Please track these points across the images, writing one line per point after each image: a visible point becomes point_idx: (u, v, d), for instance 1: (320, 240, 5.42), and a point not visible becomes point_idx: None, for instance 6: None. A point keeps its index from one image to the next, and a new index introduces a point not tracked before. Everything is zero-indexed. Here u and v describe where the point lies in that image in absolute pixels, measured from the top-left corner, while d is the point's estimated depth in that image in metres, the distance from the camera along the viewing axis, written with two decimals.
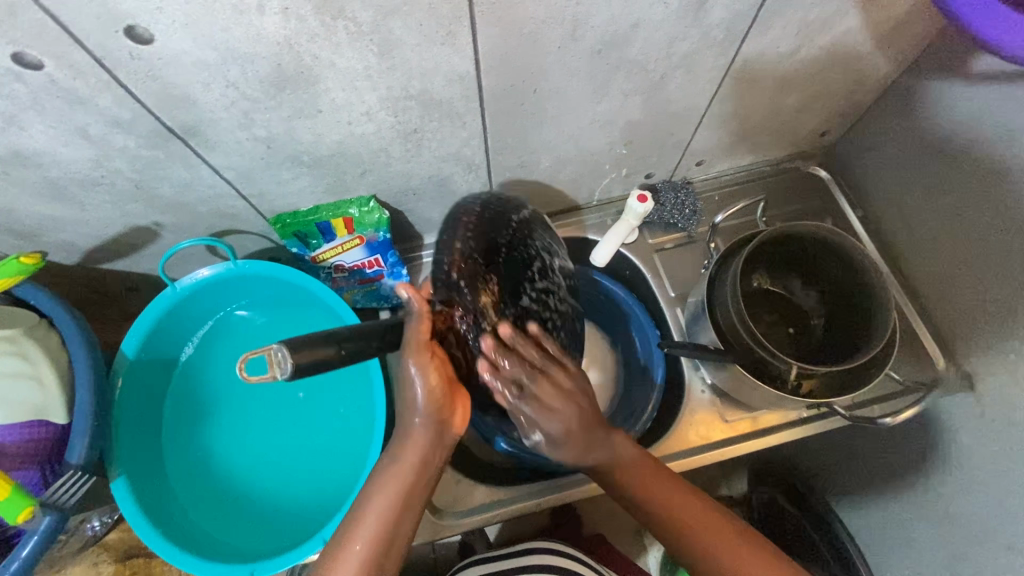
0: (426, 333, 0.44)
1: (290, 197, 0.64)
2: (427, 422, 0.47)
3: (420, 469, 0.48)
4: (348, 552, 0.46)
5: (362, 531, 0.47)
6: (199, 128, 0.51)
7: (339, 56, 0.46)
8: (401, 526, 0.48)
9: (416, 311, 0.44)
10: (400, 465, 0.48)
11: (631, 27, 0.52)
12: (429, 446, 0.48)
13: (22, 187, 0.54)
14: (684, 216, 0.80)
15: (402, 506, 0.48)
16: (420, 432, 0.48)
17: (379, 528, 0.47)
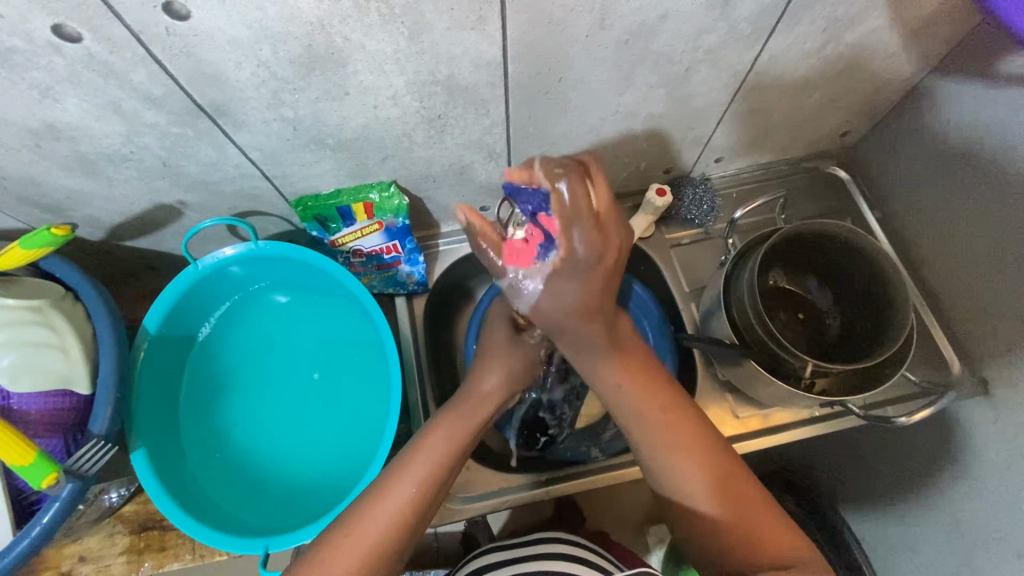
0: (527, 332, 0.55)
1: (313, 179, 0.65)
2: (498, 390, 0.55)
3: (475, 430, 0.53)
4: (398, 489, 0.48)
5: (415, 477, 0.49)
6: (228, 107, 0.52)
7: (369, 38, 0.47)
8: (440, 488, 0.50)
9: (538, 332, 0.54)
10: (464, 423, 0.53)
11: (660, 17, 0.52)
12: (489, 411, 0.55)
13: (53, 161, 0.54)
14: (702, 212, 0.80)
15: (448, 464, 0.51)
16: (490, 391, 0.55)
17: (432, 470, 0.50)
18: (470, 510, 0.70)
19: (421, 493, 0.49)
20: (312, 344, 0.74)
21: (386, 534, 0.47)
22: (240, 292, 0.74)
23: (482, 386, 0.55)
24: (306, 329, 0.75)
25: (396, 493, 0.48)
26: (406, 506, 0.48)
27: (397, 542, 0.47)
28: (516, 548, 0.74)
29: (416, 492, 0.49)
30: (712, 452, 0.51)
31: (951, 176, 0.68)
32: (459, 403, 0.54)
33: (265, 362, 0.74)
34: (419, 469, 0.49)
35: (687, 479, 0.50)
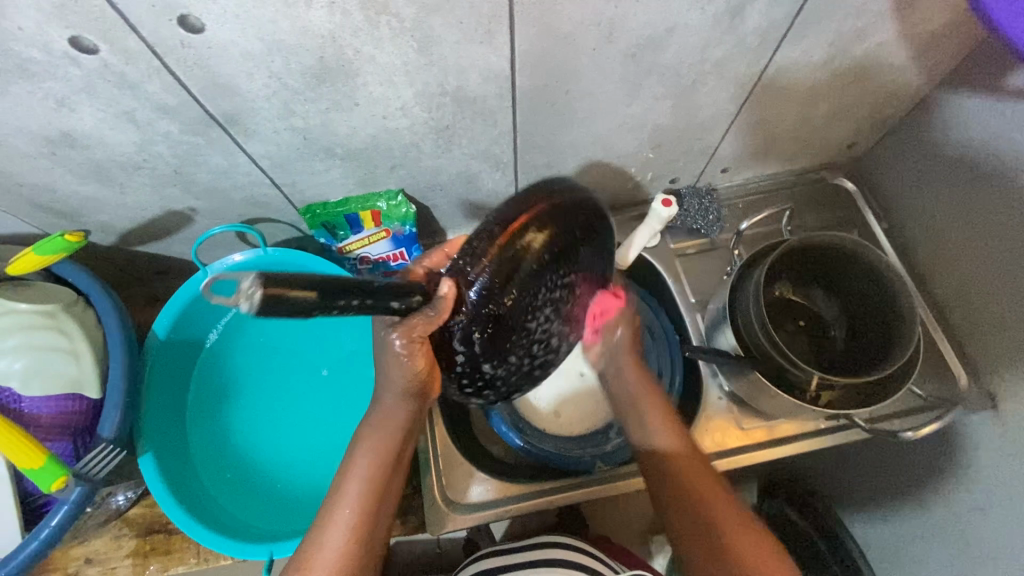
0: (426, 328, 0.44)
1: (321, 187, 0.65)
2: (406, 397, 0.52)
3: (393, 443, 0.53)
4: (338, 518, 0.51)
5: (349, 503, 0.51)
6: (240, 116, 0.52)
7: (380, 51, 0.48)
8: (380, 507, 0.52)
9: (439, 308, 0.43)
10: (387, 431, 0.53)
11: (667, 31, 0.52)
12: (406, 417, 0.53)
13: (67, 168, 0.55)
14: (707, 222, 0.80)
15: (375, 486, 0.52)
16: (399, 401, 0.53)
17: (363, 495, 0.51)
18: (474, 518, 0.69)
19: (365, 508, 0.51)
20: (315, 344, 0.75)
21: (345, 555, 0.50)
22: None
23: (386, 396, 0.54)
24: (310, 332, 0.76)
25: (336, 524, 0.51)
26: (351, 528, 0.51)
27: (357, 558, 0.50)
28: (517, 551, 0.75)
29: (354, 517, 0.51)
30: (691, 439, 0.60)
31: (958, 189, 0.67)
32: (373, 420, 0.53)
33: (271, 365, 0.74)
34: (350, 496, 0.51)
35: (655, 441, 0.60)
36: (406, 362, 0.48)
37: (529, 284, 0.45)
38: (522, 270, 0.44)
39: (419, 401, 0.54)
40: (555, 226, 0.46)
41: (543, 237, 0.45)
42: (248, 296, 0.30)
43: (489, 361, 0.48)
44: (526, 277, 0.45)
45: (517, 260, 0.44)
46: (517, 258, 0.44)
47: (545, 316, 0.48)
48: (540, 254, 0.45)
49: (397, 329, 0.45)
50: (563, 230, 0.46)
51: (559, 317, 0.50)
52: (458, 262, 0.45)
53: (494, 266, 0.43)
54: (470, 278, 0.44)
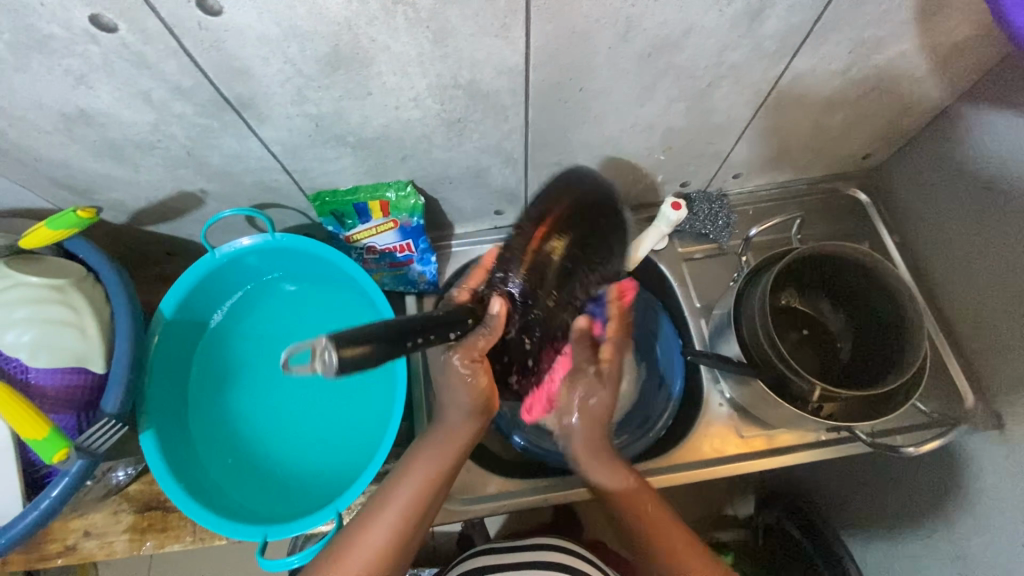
0: (486, 344, 0.52)
1: (332, 175, 0.66)
2: (470, 417, 0.58)
3: (454, 455, 0.58)
4: (389, 512, 0.55)
5: (404, 500, 0.55)
6: (254, 101, 0.53)
7: (394, 41, 0.48)
8: (428, 508, 0.56)
9: (491, 326, 0.51)
10: (446, 448, 0.57)
11: (684, 32, 0.52)
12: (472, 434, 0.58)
13: (82, 145, 0.56)
14: (716, 227, 0.79)
15: (432, 488, 0.56)
16: (464, 419, 0.58)
17: (419, 495, 0.55)
18: (466, 510, 0.70)
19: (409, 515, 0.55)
20: (322, 331, 0.75)
21: (386, 550, 0.53)
22: (255, 282, 0.76)
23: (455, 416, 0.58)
24: (313, 318, 0.76)
25: (386, 516, 0.54)
26: (400, 524, 0.54)
27: (395, 556, 0.54)
28: (508, 551, 0.75)
29: (405, 515, 0.55)
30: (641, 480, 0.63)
31: (974, 204, 0.66)
32: (437, 430, 0.58)
33: (274, 350, 0.75)
34: (407, 492, 0.55)
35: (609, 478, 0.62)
36: (471, 380, 0.54)
37: (559, 283, 0.57)
38: (552, 273, 0.56)
39: (481, 422, 0.59)
40: (572, 231, 0.57)
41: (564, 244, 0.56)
42: (324, 360, 0.34)
43: (531, 352, 0.60)
44: (557, 279, 0.56)
45: (547, 266, 0.55)
46: (548, 264, 0.55)
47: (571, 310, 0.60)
48: (565, 258, 0.56)
49: (459, 353, 0.53)
50: (579, 232, 0.57)
51: (581, 310, 0.61)
52: (495, 279, 0.56)
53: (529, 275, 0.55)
54: (510, 291, 0.55)
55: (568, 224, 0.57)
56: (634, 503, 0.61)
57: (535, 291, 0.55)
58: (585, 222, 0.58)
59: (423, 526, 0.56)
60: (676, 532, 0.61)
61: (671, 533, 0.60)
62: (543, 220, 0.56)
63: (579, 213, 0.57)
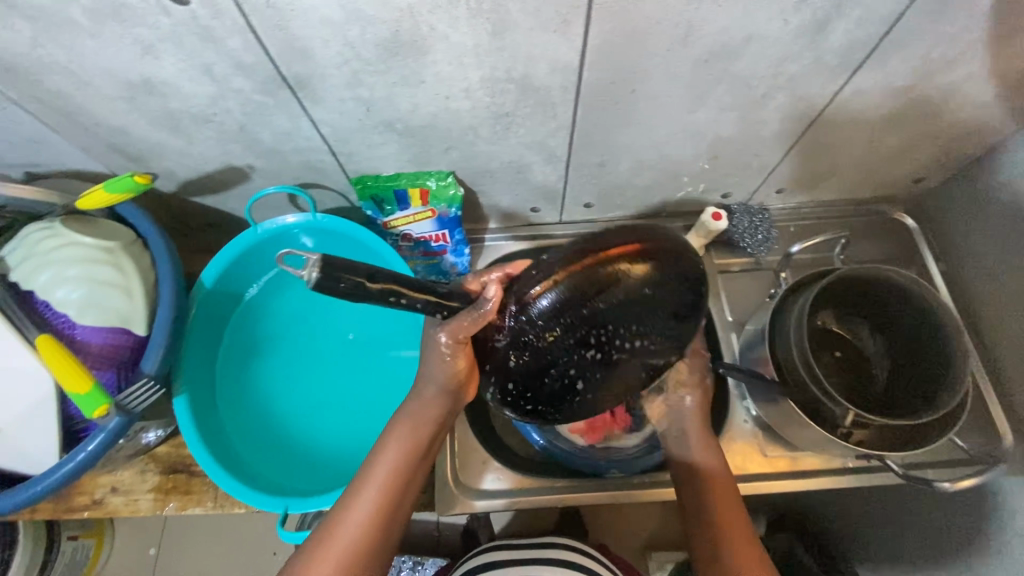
0: (470, 328, 0.46)
1: (376, 160, 0.67)
2: (441, 393, 0.56)
3: (429, 430, 0.56)
4: (367, 493, 0.53)
5: (379, 480, 0.53)
6: (310, 81, 0.53)
7: (454, 30, 0.48)
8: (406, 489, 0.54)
9: (482, 312, 0.45)
10: (418, 424, 0.56)
11: (745, 39, 0.51)
12: (444, 409, 0.56)
13: (142, 113, 0.58)
14: (754, 241, 0.78)
15: (407, 468, 0.55)
16: (437, 395, 0.56)
17: (395, 474, 0.54)
18: (485, 505, 0.70)
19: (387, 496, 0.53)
20: (352, 312, 0.77)
21: (365, 533, 0.51)
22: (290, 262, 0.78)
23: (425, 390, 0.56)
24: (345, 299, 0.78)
25: (365, 497, 0.53)
26: (378, 504, 0.53)
27: (375, 540, 0.52)
28: (518, 548, 0.75)
29: (381, 496, 0.53)
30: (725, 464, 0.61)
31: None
32: (410, 408, 0.57)
33: (305, 328, 0.77)
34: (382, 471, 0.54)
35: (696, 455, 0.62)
36: (449, 358, 0.51)
37: (604, 321, 0.42)
38: (597, 299, 0.42)
39: (455, 398, 0.57)
40: (654, 265, 0.43)
41: (640, 272, 0.43)
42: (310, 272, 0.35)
43: (516, 374, 0.46)
44: (600, 310, 0.42)
45: (598, 289, 0.42)
46: (597, 286, 0.42)
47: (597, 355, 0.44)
48: (622, 292, 0.42)
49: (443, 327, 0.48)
50: (665, 270, 0.43)
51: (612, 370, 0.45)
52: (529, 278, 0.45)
53: (566, 285, 0.42)
54: (536, 294, 0.44)
55: (655, 256, 0.43)
56: (715, 484, 0.59)
57: (564, 310, 0.42)
58: (675, 265, 0.44)
59: (404, 507, 0.55)
60: (744, 542, 0.55)
61: (740, 531, 0.56)
62: (627, 241, 0.43)
63: (673, 253, 0.44)
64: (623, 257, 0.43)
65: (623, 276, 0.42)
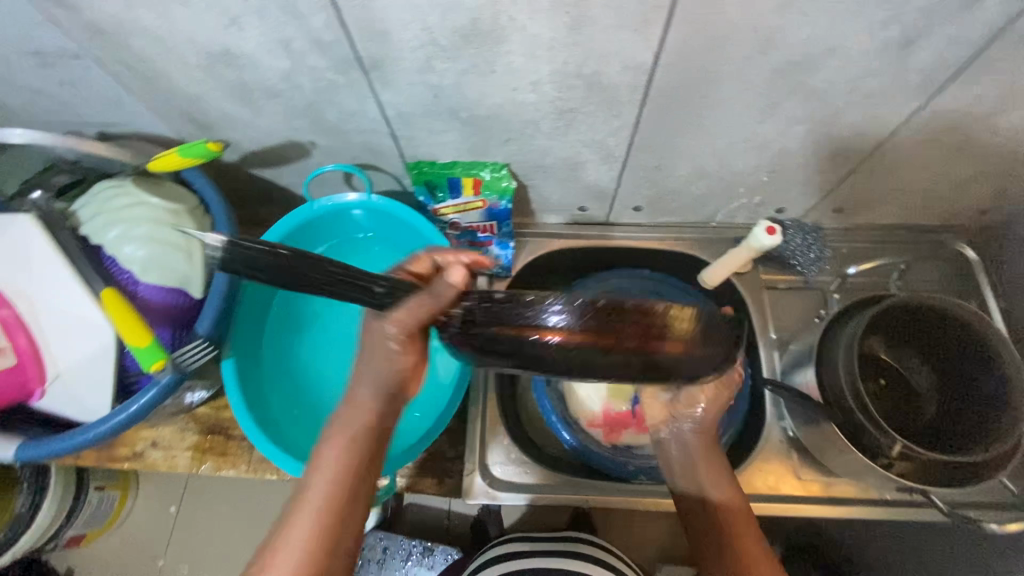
0: (424, 310, 0.47)
1: (434, 147, 0.67)
2: (376, 394, 0.53)
3: (370, 433, 0.53)
4: (308, 506, 0.50)
5: (320, 490, 0.50)
6: (383, 63, 0.54)
7: (532, 22, 0.48)
8: (350, 499, 0.51)
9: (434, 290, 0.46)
10: (351, 426, 0.52)
11: (825, 52, 0.50)
12: (378, 410, 0.53)
13: (217, 83, 0.59)
14: (806, 259, 0.78)
15: (348, 475, 0.51)
16: (370, 396, 0.53)
17: (336, 483, 0.50)
18: (510, 499, 0.70)
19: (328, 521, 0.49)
20: None
21: (312, 548, 0.48)
22: (342, 239, 0.80)
23: (358, 394, 0.54)
24: None
25: (307, 510, 0.49)
26: (320, 516, 0.49)
27: (324, 554, 0.48)
28: (537, 542, 0.76)
29: (322, 509, 0.49)
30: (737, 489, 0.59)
31: None
32: (339, 415, 0.53)
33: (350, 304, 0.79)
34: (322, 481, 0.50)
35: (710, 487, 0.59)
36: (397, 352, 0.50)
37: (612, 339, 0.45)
38: (625, 325, 0.45)
39: (393, 397, 0.54)
40: (695, 343, 0.46)
41: (675, 332, 0.46)
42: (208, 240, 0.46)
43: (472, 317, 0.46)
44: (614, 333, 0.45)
45: (629, 321, 0.45)
46: (631, 319, 0.45)
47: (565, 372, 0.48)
48: (647, 334, 0.45)
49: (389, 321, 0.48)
50: (701, 347, 0.47)
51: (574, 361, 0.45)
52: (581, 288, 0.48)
53: (595, 307, 0.45)
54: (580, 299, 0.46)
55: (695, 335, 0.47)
56: (733, 516, 0.57)
57: (586, 317, 0.45)
58: (715, 352, 0.47)
59: (357, 515, 0.51)
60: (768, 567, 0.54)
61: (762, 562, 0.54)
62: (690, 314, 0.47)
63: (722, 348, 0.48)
64: (659, 311, 0.46)
65: (656, 330, 0.46)
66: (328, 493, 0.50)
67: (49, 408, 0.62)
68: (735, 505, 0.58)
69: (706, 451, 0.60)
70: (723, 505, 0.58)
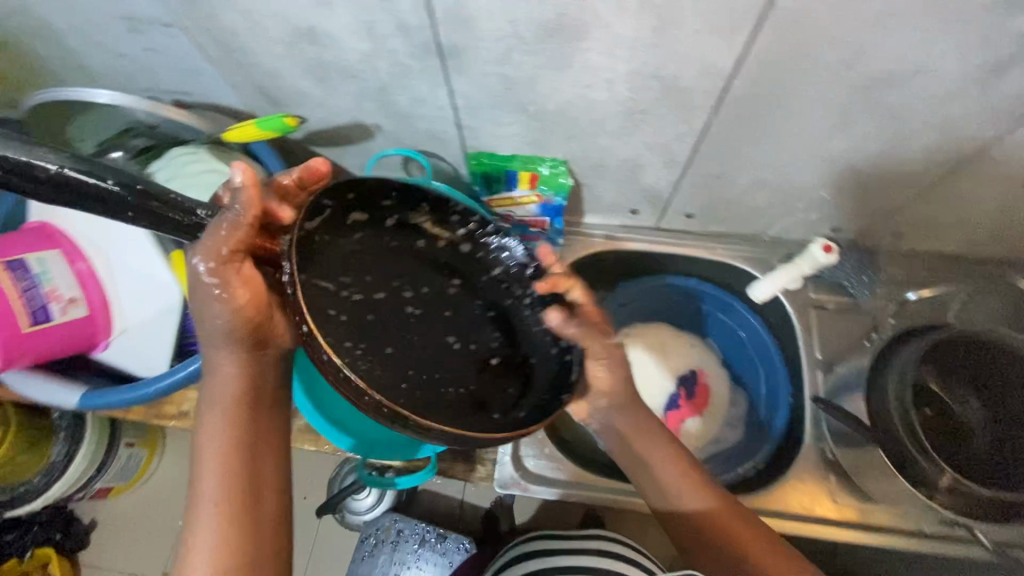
0: (230, 235, 0.45)
1: (496, 138, 0.68)
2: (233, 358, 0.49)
3: (249, 402, 0.49)
4: (205, 494, 0.46)
5: (214, 474, 0.46)
6: (462, 51, 0.55)
7: (618, 21, 0.48)
8: (250, 475, 0.47)
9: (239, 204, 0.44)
10: (228, 400, 0.49)
11: (913, 70, 0.49)
12: (243, 375, 0.50)
13: (296, 60, 0.61)
14: (858, 282, 0.77)
15: (242, 449, 0.48)
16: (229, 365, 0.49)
17: (231, 461, 0.47)
18: (541, 492, 0.71)
19: (230, 504, 0.46)
20: None
21: (221, 531, 0.45)
22: None
23: (217, 365, 0.49)
24: None
25: (206, 499, 0.46)
26: (220, 499, 0.46)
27: (235, 533, 0.45)
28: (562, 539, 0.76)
29: (222, 491, 0.46)
30: (707, 484, 0.58)
31: None
32: (207, 395, 0.49)
33: None
34: (213, 462, 0.47)
35: (678, 491, 0.57)
36: (220, 296, 0.47)
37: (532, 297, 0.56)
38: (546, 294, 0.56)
39: (253, 352, 0.50)
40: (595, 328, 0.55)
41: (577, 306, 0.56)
42: None
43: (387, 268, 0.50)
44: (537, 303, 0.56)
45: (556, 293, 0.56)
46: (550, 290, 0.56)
47: (433, 326, 0.54)
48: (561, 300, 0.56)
49: (201, 252, 0.45)
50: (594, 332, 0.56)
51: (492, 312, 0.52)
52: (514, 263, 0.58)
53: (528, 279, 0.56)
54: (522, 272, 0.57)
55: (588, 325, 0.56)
56: (721, 517, 0.56)
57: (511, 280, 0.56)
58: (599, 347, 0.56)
59: (266, 488, 0.48)
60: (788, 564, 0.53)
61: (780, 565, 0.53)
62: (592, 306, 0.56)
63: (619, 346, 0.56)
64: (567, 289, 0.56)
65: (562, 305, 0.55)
66: (220, 482, 0.46)
67: (117, 364, 0.66)
68: (712, 503, 0.57)
69: (652, 441, 0.59)
70: (710, 512, 0.56)
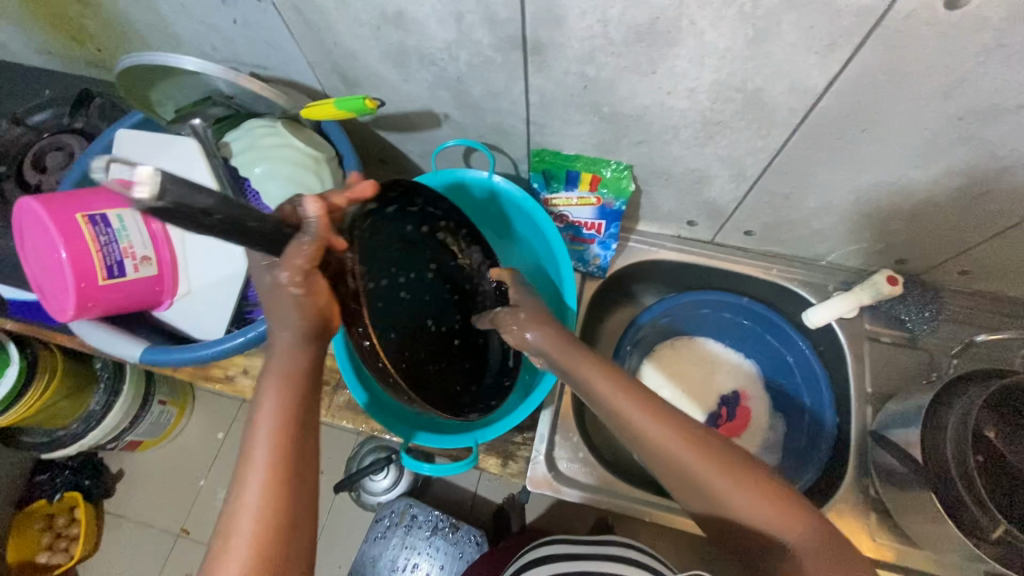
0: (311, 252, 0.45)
1: (564, 138, 0.68)
2: (297, 339, 0.47)
3: (308, 388, 0.47)
4: (252, 475, 0.43)
5: (263, 456, 0.43)
6: (546, 48, 0.55)
7: (712, 29, 0.48)
8: (299, 460, 0.45)
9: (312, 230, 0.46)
10: (289, 383, 0.46)
11: (1016, 105, 0.47)
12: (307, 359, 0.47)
13: (378, 44, 0.61)
14: (920, 318, 0.74)
15: (293, 433, 0.45)
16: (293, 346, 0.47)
17: (280, 444, 0.44)
18: (572, 495, 0.70)
19: (281, 478, 0.43)
20: None
21: (265, 517, 0.42)
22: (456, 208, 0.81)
23: (278, 344, 0.47)
24: None
25: (253, 483, 0.43)
26: (268, 482, 0.43)
27: (281, 518, 0.43)
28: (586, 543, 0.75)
29: (268, 474, 0.43)
30: (771, 489, 0.49)
31: None
32: (265, 374, 0.47)
33: None
34: (264, 445, 0.44)
35: (740, 507, 0.49)
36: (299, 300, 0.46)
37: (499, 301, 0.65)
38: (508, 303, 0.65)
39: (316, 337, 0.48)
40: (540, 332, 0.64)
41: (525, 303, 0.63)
42: None
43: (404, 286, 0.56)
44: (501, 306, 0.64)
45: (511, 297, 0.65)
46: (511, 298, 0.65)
47: (418, 309, 0.62)
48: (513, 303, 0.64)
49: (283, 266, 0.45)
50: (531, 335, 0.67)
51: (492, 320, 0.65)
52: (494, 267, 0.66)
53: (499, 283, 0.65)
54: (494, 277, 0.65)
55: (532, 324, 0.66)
56: (800, 534, 0.48)
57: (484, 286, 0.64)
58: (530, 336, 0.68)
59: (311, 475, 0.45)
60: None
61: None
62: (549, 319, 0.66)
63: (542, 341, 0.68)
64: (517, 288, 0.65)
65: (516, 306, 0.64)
66: (272, 457, 0.44)
67: (180, 326, 0.69)
68: (777, 509, 0.49)
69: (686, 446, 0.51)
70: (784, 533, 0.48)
